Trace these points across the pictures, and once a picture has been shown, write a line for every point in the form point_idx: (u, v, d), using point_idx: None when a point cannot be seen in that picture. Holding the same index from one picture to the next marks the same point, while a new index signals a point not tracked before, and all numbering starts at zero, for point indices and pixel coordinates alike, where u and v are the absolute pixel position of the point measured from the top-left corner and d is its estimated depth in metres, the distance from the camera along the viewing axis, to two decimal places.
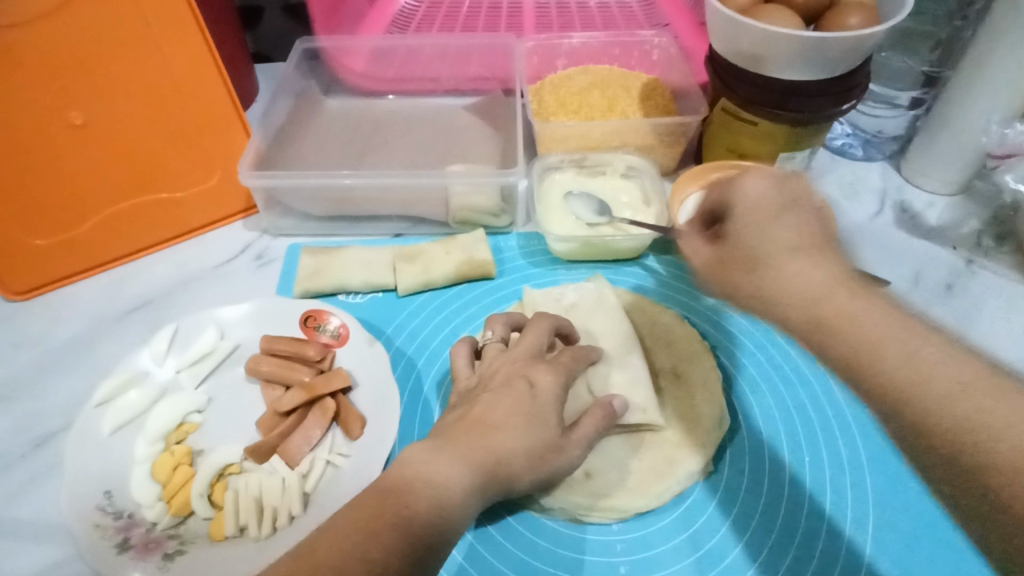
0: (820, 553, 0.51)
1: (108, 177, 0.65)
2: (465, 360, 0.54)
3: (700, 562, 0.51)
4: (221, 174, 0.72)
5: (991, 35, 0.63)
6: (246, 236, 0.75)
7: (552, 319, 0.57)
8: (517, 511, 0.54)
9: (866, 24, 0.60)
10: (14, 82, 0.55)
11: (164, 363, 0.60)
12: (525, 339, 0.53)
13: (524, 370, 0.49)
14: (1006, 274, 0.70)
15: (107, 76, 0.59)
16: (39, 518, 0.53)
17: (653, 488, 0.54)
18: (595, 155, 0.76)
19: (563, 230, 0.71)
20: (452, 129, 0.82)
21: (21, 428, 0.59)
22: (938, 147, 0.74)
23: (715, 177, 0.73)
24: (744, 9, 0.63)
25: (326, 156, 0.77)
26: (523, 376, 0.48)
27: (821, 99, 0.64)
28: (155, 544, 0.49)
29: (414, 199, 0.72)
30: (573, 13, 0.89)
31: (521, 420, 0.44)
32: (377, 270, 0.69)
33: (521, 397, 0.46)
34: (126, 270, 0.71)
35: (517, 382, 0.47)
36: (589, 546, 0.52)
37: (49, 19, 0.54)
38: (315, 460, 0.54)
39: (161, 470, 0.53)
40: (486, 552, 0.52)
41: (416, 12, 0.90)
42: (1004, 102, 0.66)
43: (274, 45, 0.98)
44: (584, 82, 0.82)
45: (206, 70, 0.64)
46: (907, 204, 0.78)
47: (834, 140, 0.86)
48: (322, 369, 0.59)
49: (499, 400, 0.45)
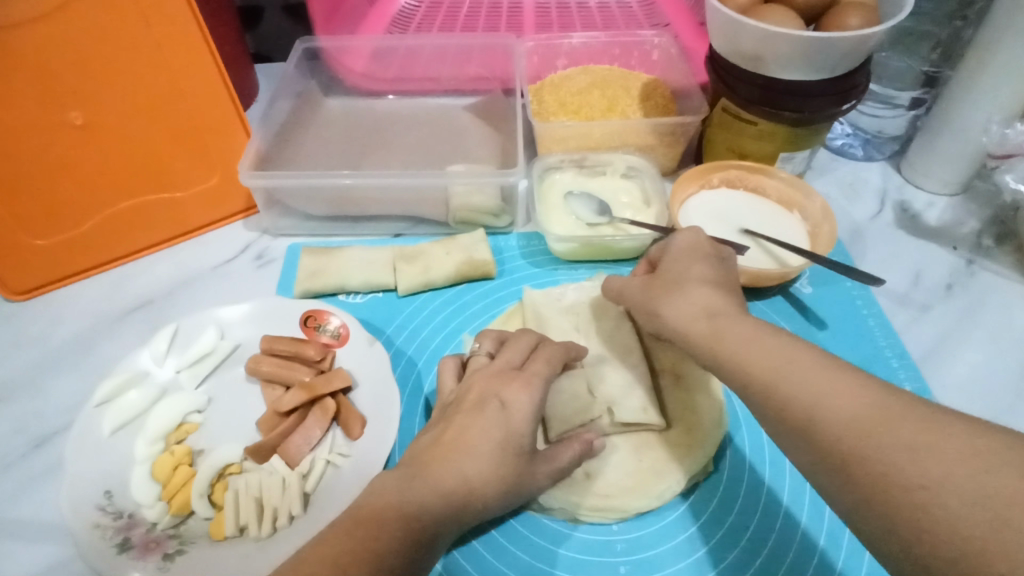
0: (820, 554, 0.51)
1: (108, 177, 0.65)
2: (451, 374, 0.54)
3: (700, 562, 0.51)
4: (221, 174, 0.72)
5: (992, 35, 0.63)
6: (246, 236, 0.75)
7: (535, 334, 0.57)
8: (521, 514, 0.54)
9: (867, 24, 0.60)
10: (15, 82, 0.55)
11: (164, 363, 0.60)
12: (506, 354, 0.53)
13: (496, 389, 0.49)
14: (1006, 274, 0.70)
15: (108, 77, 0.59)
16: (38, 518, 0.54)
17: (652, 488, 0.54)
18: (596, 155, 0.76)
19: (563, 230, 0.71)
20: (452, 129, 0.82)
21: (20, 428, 0.59)
22: (939, 146, 0.74)
23: (715, 176, 0.73)
24: (745, 8, 0.63)
25: (326, 156, 0.77)
26: (495, 396, 0.48)
27: (822, 100, 0.64)
28: (155, 544, 0.49)
29: (414, 199, 0.72)
30: (574, 13, 0.89)
31: (493, 445, 0.45)
32: (377, 271, 0.69)
33: (494, 420, 0.46)
34: (126, 270, 0.71)
35: (488, 403, 0.48)
36: (591, 547, 0.52)
37: (50, 19, 0.54)
38: (315, 460, 0.54)
39: (161, 470, 0.53)
40: (488, 554, 0.52)
41: (417, 12, 0.90)
42: (1005, 102, 0.66)
43: (274, 45, 0.98)
44: (584, 82, 0.82)
45: (206, 71, 0.64)
46: (907, 204, 0.78)
47: (834, 140, 0.86)
48: (322, 369, 0.59)
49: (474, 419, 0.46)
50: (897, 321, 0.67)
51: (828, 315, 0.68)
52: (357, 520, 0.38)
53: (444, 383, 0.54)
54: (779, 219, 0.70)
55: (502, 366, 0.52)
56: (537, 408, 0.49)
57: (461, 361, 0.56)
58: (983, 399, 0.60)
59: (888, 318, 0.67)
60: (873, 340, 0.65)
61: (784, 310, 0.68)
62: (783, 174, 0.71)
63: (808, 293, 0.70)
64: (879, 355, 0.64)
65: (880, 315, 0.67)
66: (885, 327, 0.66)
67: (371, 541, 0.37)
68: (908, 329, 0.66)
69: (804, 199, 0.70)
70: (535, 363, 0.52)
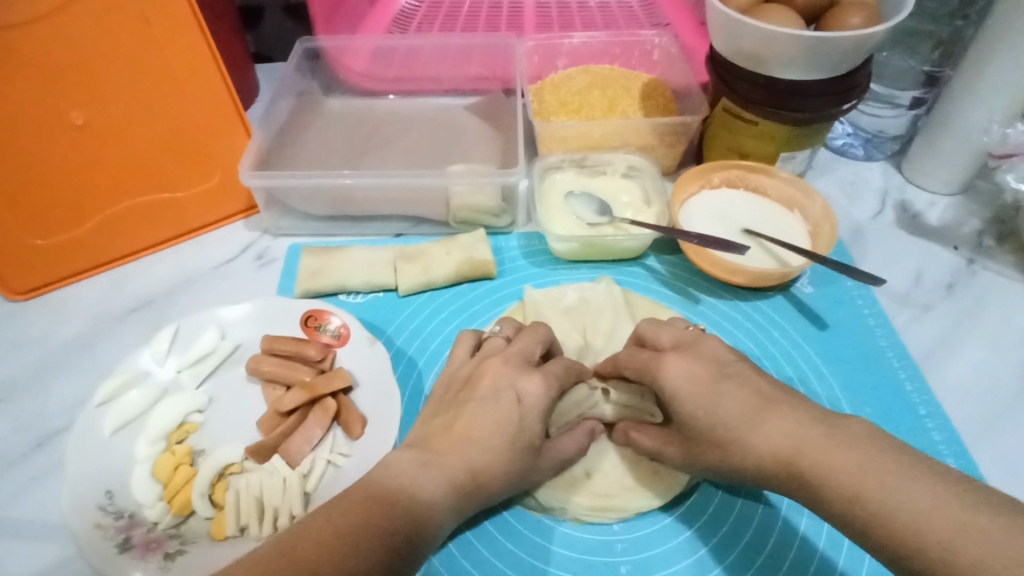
0: (821, 556, 0.51)
1: (110, 176, 0.65)
2: (466, 348, 0.55)
3: (700, 563, 0.51)
4: (222, 174, 0.72)
5: (991, 34, 0.63)
6: (246, 236, 0.75)
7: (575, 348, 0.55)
8: (513, 507, 0.54)
9: (867, 24, 0.59)
10: (18, 83, 0.55)
11: (164, 363, 0.60)
12: (522, 342, 0.53)
13: (512, 378, 0.49)
14: (1007, 273, 0.70)
15: (109, 77, 0.59)
16: (39, 518, 0.54)
17: (652, 488, 0.54)
18: (595, 155, 0.75)
19: (563, 229, 0.71)
20: (453, 129, 0.82)
21: (21, 428, 0.59)
22: (939, 146, 0.74)
23: (715, 176, 0.73)
24: (745, 8, 0.63)
25: (327, 156, 0.77)
26: None
27: (822, 99, 0.64)
28: (155, 544, 0.49)
29: (414, 199, 0.72)
30: (574, 13, 0.89)
31: (489, 447, 0.45)
32: (378, 271, 0.69)
33: (489, 426, 0.46)
34: (129, 270, 0.71)
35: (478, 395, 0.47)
36: (589, 545, 0.52)
37: (48, 19, 0.54)
38: (315, 460, 0.55)
39: (162, 470, 0.53)
40: (482, 548, 0.52)
41: (417, 12, 0.89)
42: (1006, 101, 0.66)
43: (274, 45, 0.98)
44: (584, 82, 0.82)
45: (207, 71, 0.64)
46: (907, 204, 0.78)
47: (834, 140, 0.85)
48: (322, 369, 0.59)
49: (474, 424, 0.46)
50: (897, 321, 0.67)
51: (828, 315, 0.67)
52: (339, 517, 0.38)
53: (457, 354, 0.55)
54: (779, 220, 0.70)
55: (520, 355, 0.51)
56: (550, 403, 0.49)
57: (478, 338, 0.56)
58: (985, 399, 0.60)
59: (889, 318, 0.67)
60: (874, 339, 0.65)
61: (784, 310, 0.68)
62: (783, 174, 0.71)
63: (808, 293, 0.69)
64: (879, 355, 0.64)
65: (881, 315, 0.67)
66: (885, 327, 0.66)
67: (382, 520, 0.39)
68: (908, 328, 0.66)
69: (804, 199, 0.70)
70: (549, 369, 0.51)
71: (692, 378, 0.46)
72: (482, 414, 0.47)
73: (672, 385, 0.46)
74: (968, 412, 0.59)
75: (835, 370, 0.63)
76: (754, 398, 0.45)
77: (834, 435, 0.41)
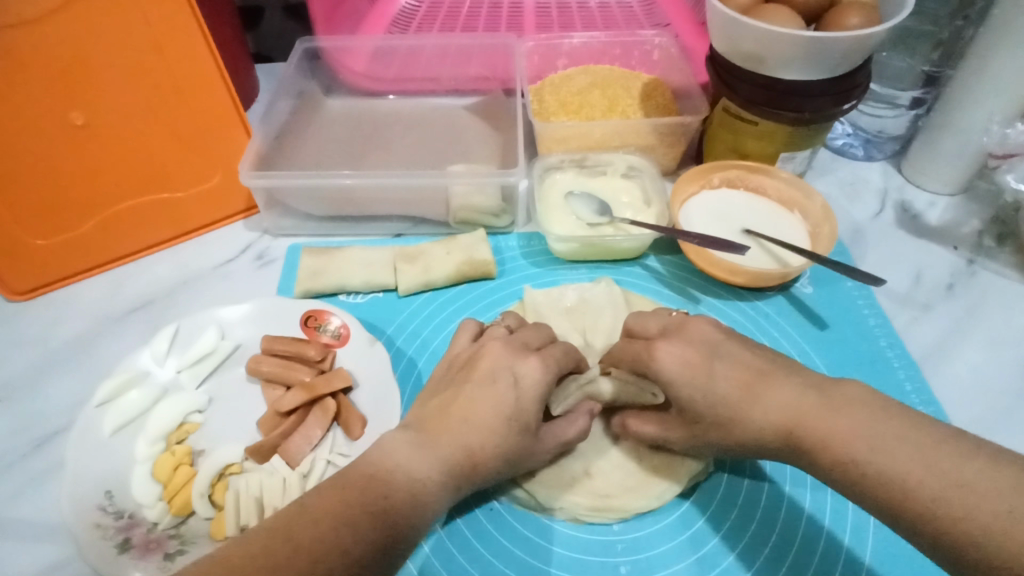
0: (821, 555, 0.51)
1: (110, 176, 0.65)
2: (469, 335, 0.55)
3: (700, 563, 0.51)
4: (222, 174, 0.71)
5: (992, 34, 0.63)
6: (246, 236, 0.75)
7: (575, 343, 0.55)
8: (514, 507, 0.54)
9: (867, 24, 0.59)
10: (18, 83, 0.55)
11: (164, 363, 0.60)
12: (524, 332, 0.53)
13: (510, 362, 0.48)
14: (1007, 273, 0.70)
15: (110, 78, 0.59)
16: (39, 519, 0.54)
17: (652, 488, 0.54)
18: (596, 155, 0.75)
19: (563, 229, 0.71)
20: (453, 129, 0.82)
21: (20, 428, 0.59)
22: (939, 147, 0.74)
23: (715, 177, 0.73)
24: (745, 9, 0.63)
25: (327, 156, 0.77)
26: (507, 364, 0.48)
27: (822, 99, 0.64)
28: (155, 544, 0.49)
29: (414, 199, 0.72)
30: (574, 13, 0.89)
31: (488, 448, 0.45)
32: (378, 271, 0.69)
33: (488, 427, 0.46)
34: (128, 270, 0.71)
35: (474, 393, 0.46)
36: (589, 545, 0.52)
37: (49, 19, 0.54)
38: (315, 461, 0.55)
39: (162, 470, 0.53)
40: (482, 548, 0.52)
41: (417, 12, 0.89)
42: (1006, 101, 0.66)
43: (274, 45, 0.98)
44: (584, 82, 0.82)
45: (207, 71, 0.64)
46: (907, 204, 0.78)
47: (834, 140, 0.86)
48: (322, 369, 0.59)
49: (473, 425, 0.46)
50: (897, 322, 0.67)
51: (828, 315, 0.67)
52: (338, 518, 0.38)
53: (460, 340, 0.55)
54: (779, 220, 0.70)
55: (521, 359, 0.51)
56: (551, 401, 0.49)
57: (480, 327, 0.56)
58: (985, 400, 0.60)
59: (889, 318, 0.67)
60: (873, 340, 0.65)
61: (784, 311, 0.68)
62: (783, 174, 0.71)
63: (808, 294, 0.69)
64: (879, 356, 0.64)
65: (881, 315, 0.67)
66: (885, 327, 0.66)
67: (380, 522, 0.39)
68: (909, 329, 0.66)
69: (804, 199, 0.70)
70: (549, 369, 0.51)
71: (691, 379, 0.46)
72: (481, 394, 0.46)
73: (675, 382, 0.46)
74: (968, 413, 0.59)
75: (835, 371, 0.63)
76: (752, 399, 0.45)
77: (833, 435, 0.41)
